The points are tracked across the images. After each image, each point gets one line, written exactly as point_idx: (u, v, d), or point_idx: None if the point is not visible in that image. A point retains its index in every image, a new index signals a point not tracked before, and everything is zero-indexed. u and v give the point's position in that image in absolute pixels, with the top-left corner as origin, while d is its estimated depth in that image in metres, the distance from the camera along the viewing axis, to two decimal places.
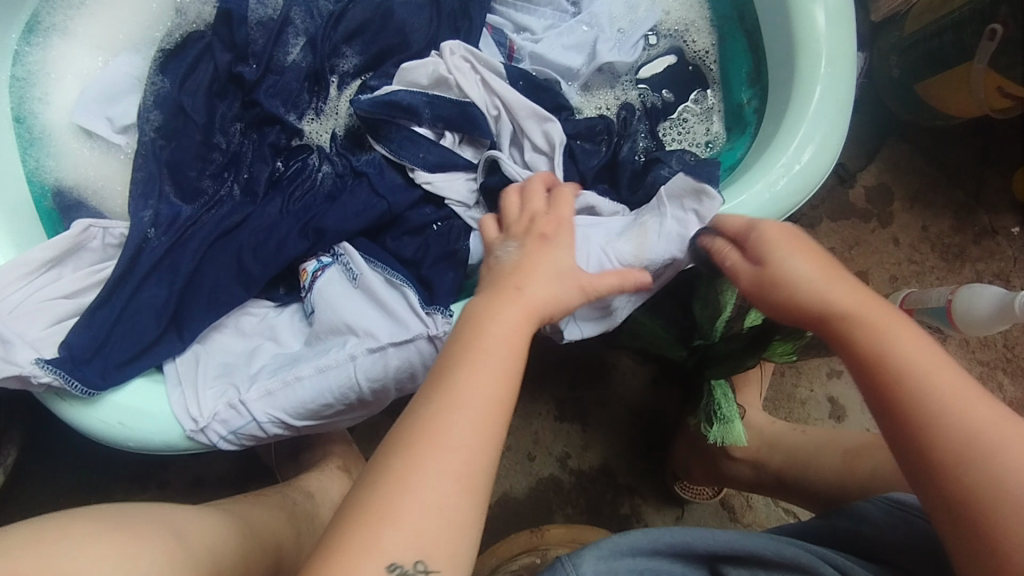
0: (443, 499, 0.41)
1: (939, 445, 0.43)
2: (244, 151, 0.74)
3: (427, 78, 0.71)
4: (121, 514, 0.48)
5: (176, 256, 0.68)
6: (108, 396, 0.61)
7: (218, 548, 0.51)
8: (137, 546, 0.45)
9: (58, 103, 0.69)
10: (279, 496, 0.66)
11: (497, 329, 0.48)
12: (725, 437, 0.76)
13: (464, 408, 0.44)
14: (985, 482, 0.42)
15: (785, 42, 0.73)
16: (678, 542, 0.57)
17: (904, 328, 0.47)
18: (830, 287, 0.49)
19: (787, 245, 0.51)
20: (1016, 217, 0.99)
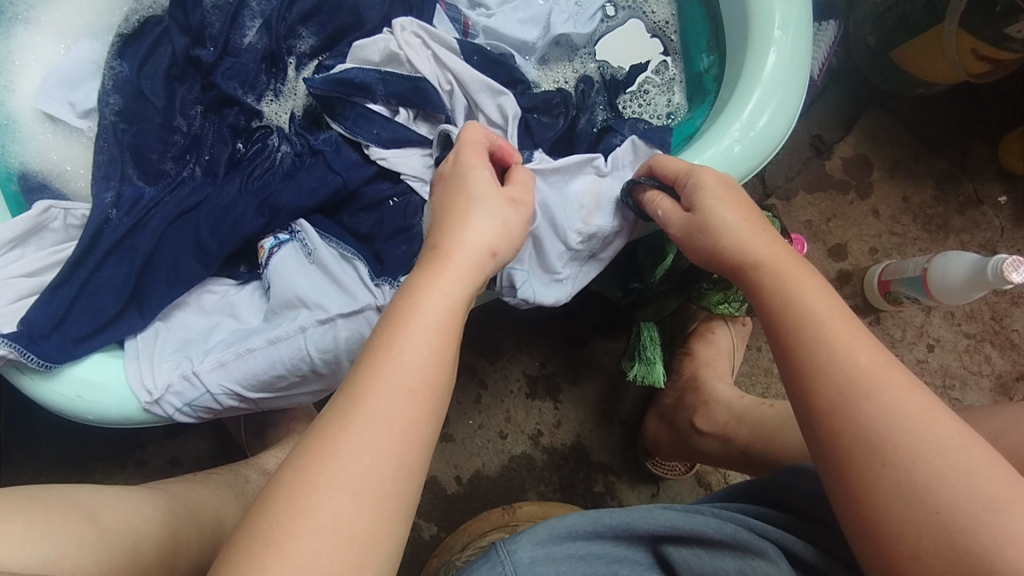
0: (342, 517, 0.39)
1: (822, 404, 0.44)
2: (205, 134, 0.75)
3: (379, 54, 0.72)
4: (40, 497, 0.49)
5: (136, 237, 0.69)
6: (66, 369, 0.62)
7: (137, 532, 0.52)
8: (50, 525, 0.46)
9: (23, 90, 0.71)
10: (233, 474, 0.69)
11: (420, 318, 0.45)
12: (644, 376, 0.83)
13: (373, 411, 0.42)
14: (868, 427, 0.43)
15: (739, 6, 0.72)
16: (619, 523, 0.53)
17: (816, 281, 0.49)
18: (751, 231, 0.52)
19: (714, 197, 0.54)
20: (1002, 185, 0.97)
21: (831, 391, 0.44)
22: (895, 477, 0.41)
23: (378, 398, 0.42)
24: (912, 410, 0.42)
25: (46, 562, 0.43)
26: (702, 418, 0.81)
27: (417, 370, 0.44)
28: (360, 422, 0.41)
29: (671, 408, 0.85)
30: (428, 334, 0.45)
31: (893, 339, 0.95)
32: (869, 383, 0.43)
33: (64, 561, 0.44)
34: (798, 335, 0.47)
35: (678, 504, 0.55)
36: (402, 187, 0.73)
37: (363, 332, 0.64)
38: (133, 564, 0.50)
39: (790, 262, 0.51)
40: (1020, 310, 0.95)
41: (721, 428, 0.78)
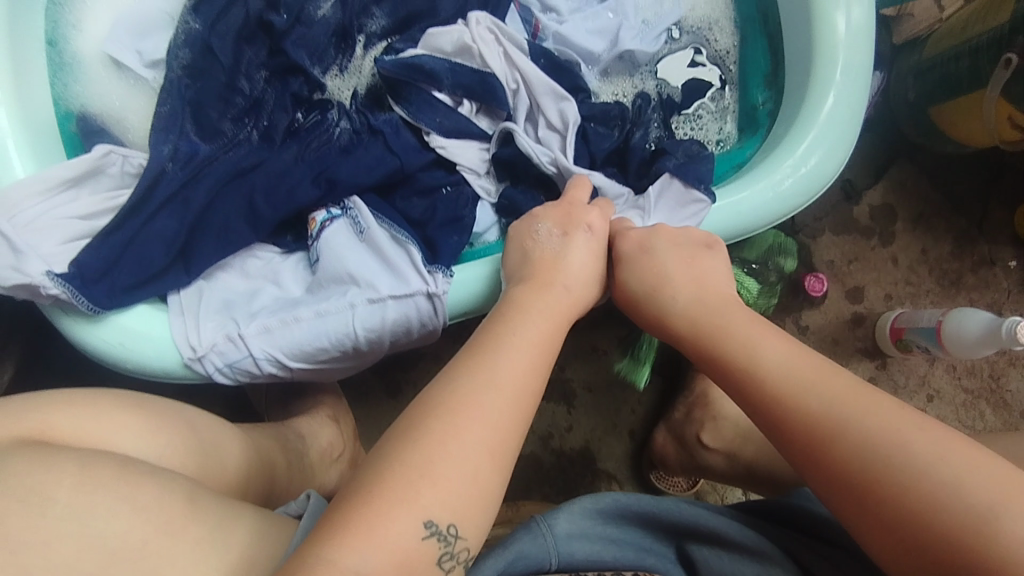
0: (477, 469, 0.44)
1: (843, 476, 0.44)
2: (267, 99, 0.75)
3: (452, 45, 0.73)
4: (149, 401, 0.55)
5: (189, 192, 0.69)
6: (112, 317, 0.63)
7: (224, 450, 0.58)
8: (159, 426, 0.53)
9: (91, 32, 0.72)
10: (274, 431, 0.70)
11: (537, 320, 0.53)
12: (627, 373, 0.90)
13: (502, 386, 0.48)
14: (881, 470, 0.43)
15: (804, 47, 0.74)
16: (648, 512, 0.58)
17: (753, 331, 0.52)
18: (690, 292, 0.56)
19: (666, 263, 0.58)
20: (1015, 251, 1.00)
21: (843, 453, 0.44)
22: (941, 522, 0.40)
23: (503, 389, 0.48)
24: (915, 433, 0.43)
25: (159, 455, 0.51)
26: (709, 434, 0.81)
27: (530, 374, 0.50)
28: (484, 403, 0.46)
29: (680, 423, 0.86)
30: (540, 348, 0.52)
31: (897, 385, 0.98)
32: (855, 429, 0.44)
33: (173, 460, 0.52)
34: (785, 414, 0.47)
35: (702, 506, 0.60)
36: (457, 178, 0.75)
37: (410, 315, 0.65)
38: (216, 478, 0.55)
39: (739, 314, 0.54)
40: (1017, 372, 0.99)
41: (727, 444, 0.80)
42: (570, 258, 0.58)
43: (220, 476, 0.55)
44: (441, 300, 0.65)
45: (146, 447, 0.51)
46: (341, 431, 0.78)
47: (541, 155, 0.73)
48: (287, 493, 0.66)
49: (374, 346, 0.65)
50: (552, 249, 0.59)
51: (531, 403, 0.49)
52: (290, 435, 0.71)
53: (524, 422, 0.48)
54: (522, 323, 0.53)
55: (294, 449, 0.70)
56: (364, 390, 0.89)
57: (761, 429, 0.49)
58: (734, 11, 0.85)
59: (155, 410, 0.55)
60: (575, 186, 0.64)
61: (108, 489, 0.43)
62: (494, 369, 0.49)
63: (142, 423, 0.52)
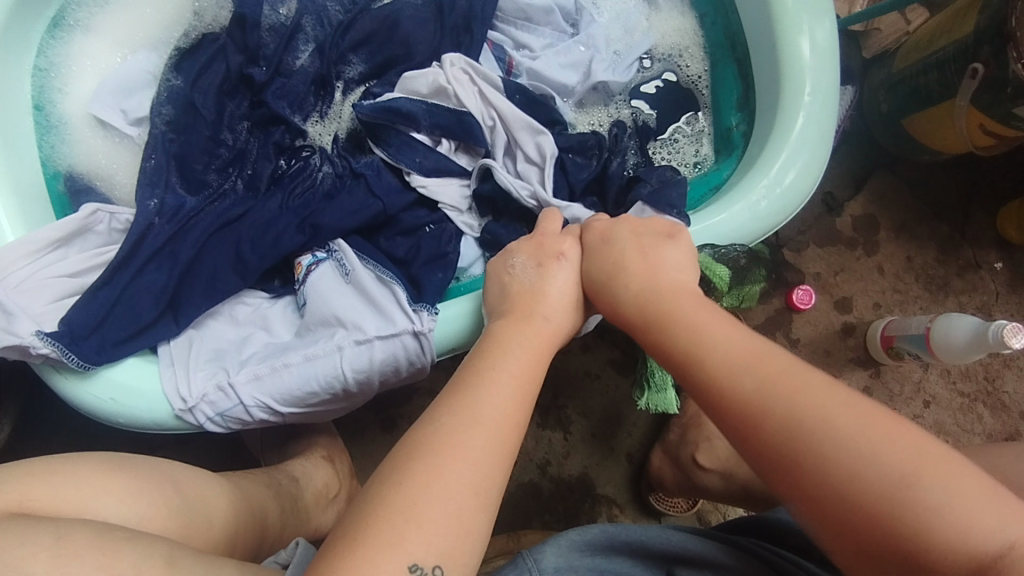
0: (461, 508, 0.45)
1: (778, 446, 0.42)
2: (250, 149, 0.77)
3: (427, 87, 0.75)
4: (128, 464, 0.55)
5: (176, 244, 0.70)
6: (103, 371, 0.64)
7: (211, 507, 0.58)
8: (140, 490, 0.53)
9: (77, 94, 0.73)
10: (265, 476, 0.70)
11: (518, 353, 0.54)
12: (657, 405, 0.73)
13: (483, 423, 0.48)
14: (826, 450, 0.41)
15: (772, 69, 0.76)
16: (634, 539, 0.58)
17: (710, 319, 0.50)
18: (640, 279, 0.55)
19: (625, 253, 0.58)
20: (999, 252, 1.01)
21: (783, 430, 0.42)
22: (863, 495, 0.39)
23: (486, 426, 0.48)
24: (851, 412, 0.42)
25: (142, 519, 0.52)
26: (705, 454, 0.82)
27: (512, 408, 0.50)
28: (466, 442, 0.47)
29: (674, 443, 0.86)
30: (522, 382, 0.52)
31: (892, 393, 0.98)
32: (810, 414, 0.42)
33: (155, 522, 0.52)
34: (721, 386, 0.46)
35: (690, 534, 0.60)
36: (440, 216, 0.76)
37: (398, 354, 0.66)
38: (201, 538, 0.55)
39: (687, 299, 0.53)
40: (1012, 373, 0.99)
41: (723, 463, 0.80)
42: (550, 289, 0.58)
43: (205, 534, 0.56)
44: (428, 337, 0.66)
45: (128, 514, 0.51)
46: (337, 471, 0.79)
47: (521, 190, 0.74)
48: (280, 539, 0.67)
49: (364, 387, 0.66)
50: (533, 285, 0.59)
51: (514, 438, 0.50)
52: (284, 479, 0.71)
53: (508, 456, 0.49)
54: (504, 359, 0.53)
55: (289, 495, 0.70)
56: (359, 427, 0.90)
57: (699, 402, 0.48)
58: (703, 37, 0.87)
59: (135, 472, 0.55)
60: (547, 220, 0.65)
61: (90, 554, 0.42)
62: (477, 407, 0.49)
63: (123, 488, 0.52)
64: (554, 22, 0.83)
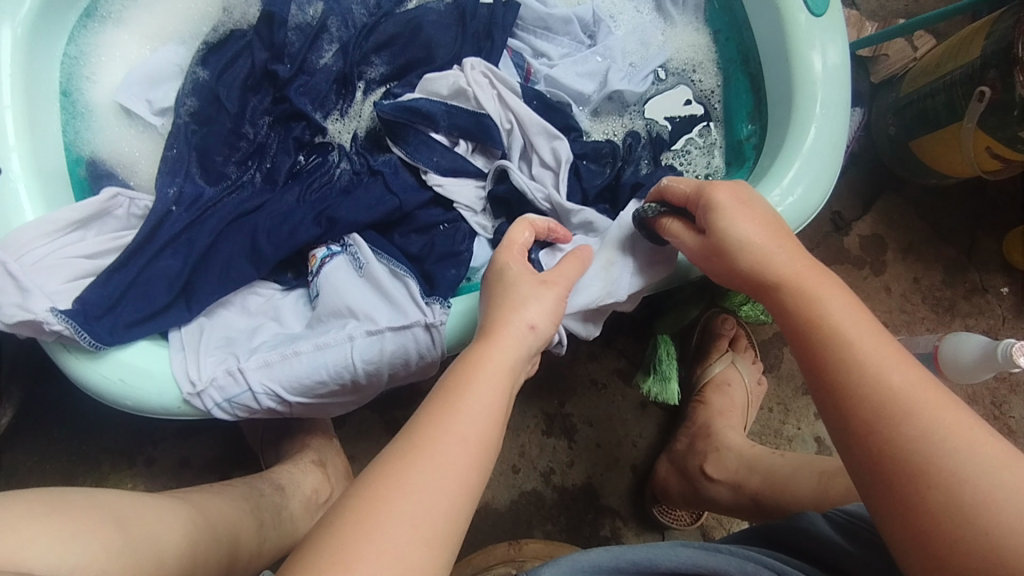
0: (398, 547, 0.39)
1: (891, 459, 0.44)
2: (270, 143, 0.78)
3: (448, 88, 0.76)
4: (60, 504, 0.51)
5: (193, 232, 0.71)
6: (113, 353, 0.63)
7: (159, 541, 0.55)
8: (74, 532, 0.49)
9: (104, 83, 0.75)
10: (247, 487, 0.72)
11: (479, 377, 0.48)
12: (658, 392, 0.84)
13: (434, 454, 0.44)
14: (947, 479, 0.42)
15: (784, 83, 0.77)
16: (641, 559, 0.55)
17: (864, 324, 0.50)
18: (785, 257, 0.54)
19: (756, 238, 0.55)
20: (1006, 277, 1.02)
21: (885, 441, 0.45)
22: (947, 504, 0.42)
23: (435, 459, 0.43)
24: (956, 427, 0.44)
25: (76, 565, 0.47)
26: (712, 464, 0.81)
27: (470, 436, 0.45)
28: (412, 476, 0.42)
29: (682, 453, 0.85)
30: (483, 407, 0.47)
31: None
32: (931, 437, 0.43)
33: (94, 566, 0.48)
34: (856, 378, 0.47)
35: (699, 547, 0.57)
36: (454, 215, 0.77)
37: (408, 347, 0.66)
38: None
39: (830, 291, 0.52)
40: (1018, 398, 0.98)
41: (731, 474, 0.79)
42: (520, 304, 0.54)
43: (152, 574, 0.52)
44: (439, 331, 0.66)
45: (66, 554, 0.47)
46: (327, 474, 0.80)
47: (535, 191, 0.75)
48: (256, 554, 0.67)
49: (373, 379, 0.66)
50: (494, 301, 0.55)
51: (469, 470, 0.44)
52: (265, 490, 0.73)
53: (459, 493, 0.43)
54: (465, 384, 0.48)
55: (269, 506, 0.71)
56: (362, 428, 0.90)
57: (829, 393, 0.49)
58: (717, 52, 0.88)
59: (73, 509, 0.51)
60: (517, 226, 0.62)
61: None
62: (429, 437, 0.45)
63: (56, 532, 0.48)
64: (573, 32, 0.85)
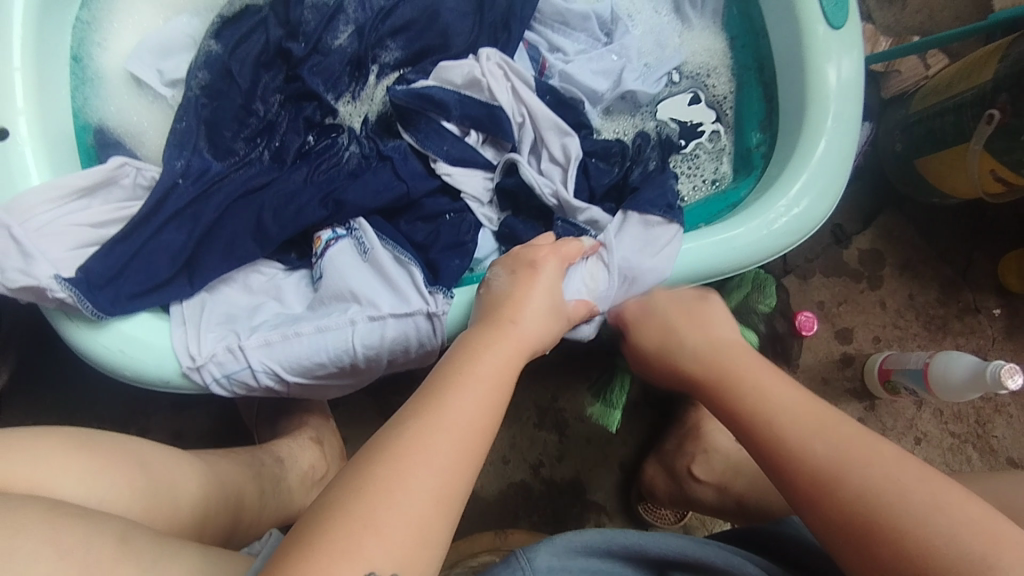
0: (422, 511, 0.42)
1: (831, 501, 0.47)
2: (280, 121, 0.78)
3: (462, 78, 0.76)
4: (93, 441, 0.55)
5: (199, 206, 0.71)
6: (115, 323, 0.63)
7: (178, 486, 0.58)
8: (101, 472, 0.53)
9: (116, 51, 0.74)
10: (249, 455, 0.72)
11: (492, 358, 0.52)
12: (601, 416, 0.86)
13: (453, 424, 0.47)
14: (878, 506, 0.45)
15: (797, 94, 0.78)
16: (633, 545, 0.58)
17: (767, 380, 0.57)
18: (695, 339, 0.63)
19: (668, 319, 0.66)
20: (999, 299, 1.03)
21: (821, 500, 0.47)
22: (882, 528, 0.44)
23: (453, 428, 0.46)
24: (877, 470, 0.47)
25: (102, 499, 0.51)
26: (701, 466, 0.82)
27: (484, 411, 0.49)
28: (435, 444, 0.45)
29: (671, 454, 0.86)
30: (495, 386, 0.51)
31: (885, 427, 0.99)
32: (848, 467, 0.48)
33: (117, 503, 0.52)
34: (778, 439, 0.52)
35: (691, 537, 0.59)
36: (461, 205, 0.77)
37: (410, 334, 0.66)
38: (165, 519, 0.55)
39: (736, 360, 0.60)
40: (1002, 419, 1.00)
41: (718, 477, 0.80)
42: (525, 300, 0.58)
43: (168, 516, 0.55)
44: (441, 320, 0.66)
45: (93, 487, 0.51)
46: (324, 453, 0.81)
47: (544, 186, 0.75)
48: (259, 516, 0.68)
49: (372, 364, 0.66)
50: (512, 292, 0.59)
51: (483, 442, 0.48)
52: (268, 459, 0.73)
53: (474, 461, 0.47)
54: (478, 365, 0.51)
55: (269, 475, 0.72)
56: (356, 411, 0.90)
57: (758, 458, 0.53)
58: (732, 58, 0.88)
59: (103, 450, 0.55)
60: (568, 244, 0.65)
61: None
62: (449, 410, 0.47)
63: (83, 468, 0.52)
64: (590, 29, 0.85)
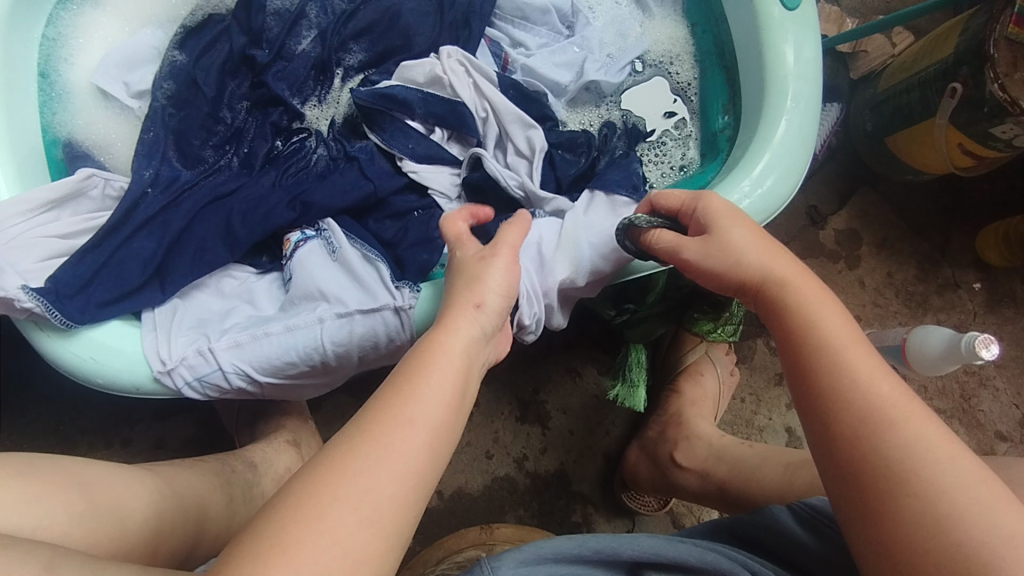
0: (347, 536, 0.40)
1: (855, 436, 0.45)
2: (247, 128, 0.79)
3: (424, 76, 0.77)
4: (32, 467, 0.54)
5: (168, 214, 0.72)
6: (85, 332, 0.64)
7: (126, 507, 0.58)
8: (38, 497, 0.52)
9: (82, 65, 0.76)
10: (218, 463, 0.73)
11: (443, 369, 0.49)
12: (625, 398, 0.86)
13: (392, 442, 0.44)
14: (892, 451, 0.44)
15: (757, 76, 0.78)
16: (605, 547, 0.56)
17: (830, 307, 0.52)
18: (773, 262, 0.54)
19: (744, 242, 0.55)
20: (978, 273, 1.03)
21: (860, 450, 0.45)
22: (893, 474, 0.43)
23: (392, 446, 0.44)
24: (933, 442, 0.44)
25: (37, 527, 0.50)
26: (682, 452, 0.82)
27: (430, 430, 0.46)
28: (369, 462, 0.43)
29: (653, 441, 0.86)
30: (446, 400, 0.48)
31: None
32: (884, 412, 0.45)
33: (52, 531, 0.51)
34: (824, 359, 0.49)
35: (666, 535, 0.58)
36: (429, 202, 0.78)
37: (378, 330, 0.67)
38: (110, 543, 0.54)
39: (812, 288, 0.53)
40: (987, 393, 1.00)
41: (700, 463, 0.80)
42: (485, 283, 0.55)
43: (115, 539, 0.55)
44: (408, 314, 0.66)
45: (27, 515, 0.50)
46: (303, 453, 0.82)
47: (509, 179, 0.76)
48: (228, 526, 0.68)
49: (343, 360, 0.67)
50: (467, 276, 0.56)
51: (425, 464, 0.45)
52: (238, 466, 0.74)
53: (416, 486, 0.44)
54: (434, 362, 0.49)
55: (240, 482, 0.72)
56: (337, 412, 0.91)
57: (805, 374, 0.50)
58: (694, 45, 0.89)
59: (44, 478, 0.54)
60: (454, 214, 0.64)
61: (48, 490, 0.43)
62: (390, 425, 0.45)
63: (19, 496, 0.51)
64: (551, 23, 0.86)
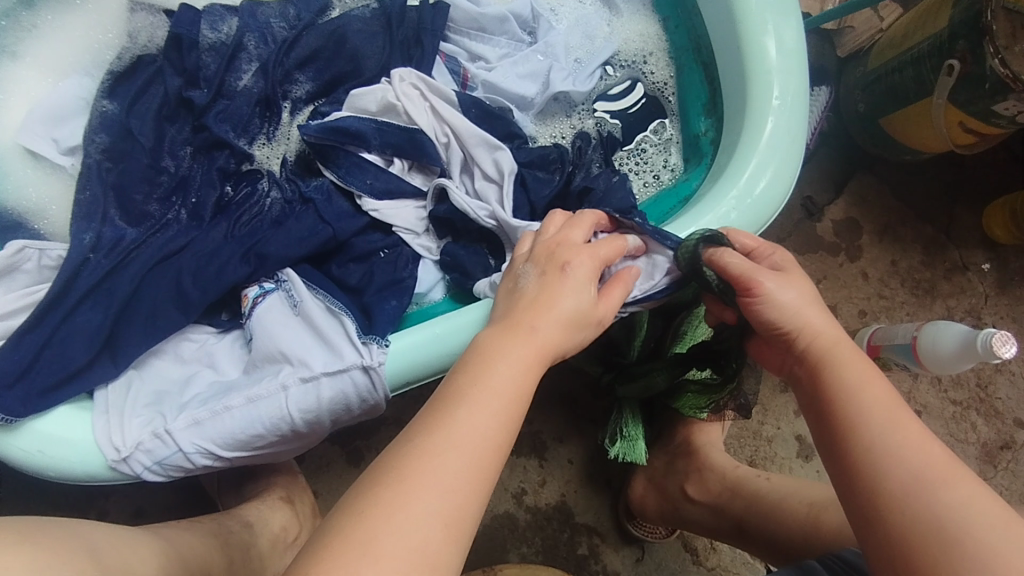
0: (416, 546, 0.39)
1: (894, 496, 0.45)
2: (193, 176, 0.73)
3: (376, 104, 0.71)
4: (37, 530, 0.49)
5: (114, 281, 0.66)
6: (30, 423, 0.59)
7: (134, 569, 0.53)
8: (52, 560, 0.47)
9: (4, 123, 0.70)
10: (215, 523, 0.69)
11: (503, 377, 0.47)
12: (627, 454, 0.75)
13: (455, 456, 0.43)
14: (935, 514, 0.43)
15: (737, 71, 0.72)
16: None
17: (867, 368, 0.50)
18: (813, 317, 0.52)
19: (792, 295, 0.53)
20: (986, 253, 0.98)
21: (902, 510, 0.44)
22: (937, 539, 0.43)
23: (460, 459, 0.43)
24: (978, 498, 0.44)
25: None
26: (694, 485, 0.77)
27: (494, 439, 0.44)
28: (429, 481, 0.41)
29: (660, 472, 0.81)
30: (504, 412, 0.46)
31: None
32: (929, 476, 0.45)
33: None
34: (864, 419, 0.48)
35: None
36: (394, 239, 0.73)
37: (347, 392, 0.61)
38: None
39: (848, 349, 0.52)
40: (1005, 379, 0.95)
41: (714, 498, 0.75)
42: (555, 303, 0.50)
43: None
44: (378, 372, 0.61)
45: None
46: (296, 512, 0.77)
47: (478, 210, 0.70)
48: None
49: (314, 427, 0.62)
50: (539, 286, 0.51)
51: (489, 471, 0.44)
52: (235, 526, 0.69)
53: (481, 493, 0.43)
54: (490, 374, 0.46)
55: (239, 543, 0.68)
56: (323, 463, 0.86)
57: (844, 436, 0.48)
58: (667, 41, 0.83)
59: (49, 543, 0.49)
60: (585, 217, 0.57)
61: None
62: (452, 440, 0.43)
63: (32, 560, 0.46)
64: (510, 31, 0.80)
